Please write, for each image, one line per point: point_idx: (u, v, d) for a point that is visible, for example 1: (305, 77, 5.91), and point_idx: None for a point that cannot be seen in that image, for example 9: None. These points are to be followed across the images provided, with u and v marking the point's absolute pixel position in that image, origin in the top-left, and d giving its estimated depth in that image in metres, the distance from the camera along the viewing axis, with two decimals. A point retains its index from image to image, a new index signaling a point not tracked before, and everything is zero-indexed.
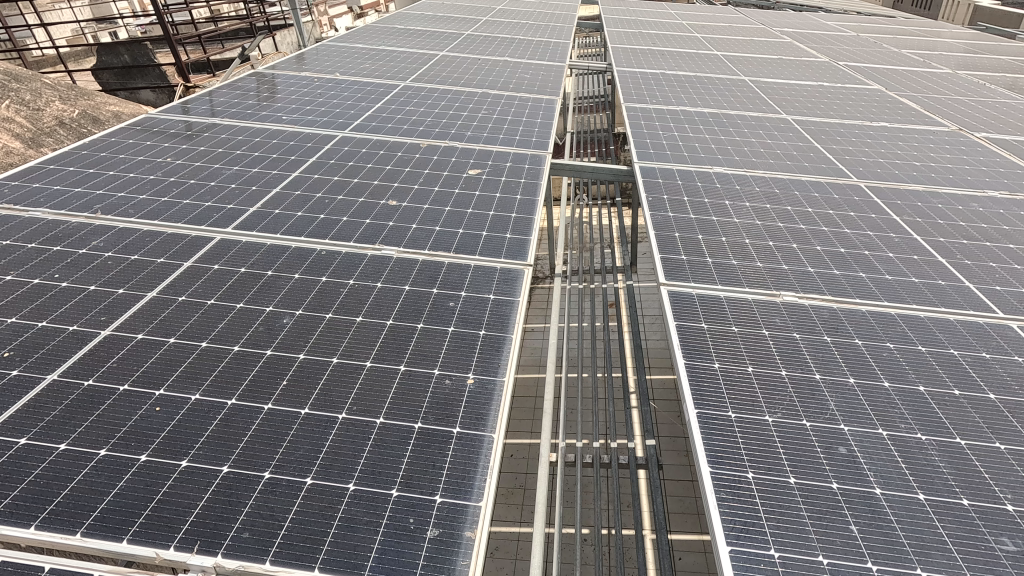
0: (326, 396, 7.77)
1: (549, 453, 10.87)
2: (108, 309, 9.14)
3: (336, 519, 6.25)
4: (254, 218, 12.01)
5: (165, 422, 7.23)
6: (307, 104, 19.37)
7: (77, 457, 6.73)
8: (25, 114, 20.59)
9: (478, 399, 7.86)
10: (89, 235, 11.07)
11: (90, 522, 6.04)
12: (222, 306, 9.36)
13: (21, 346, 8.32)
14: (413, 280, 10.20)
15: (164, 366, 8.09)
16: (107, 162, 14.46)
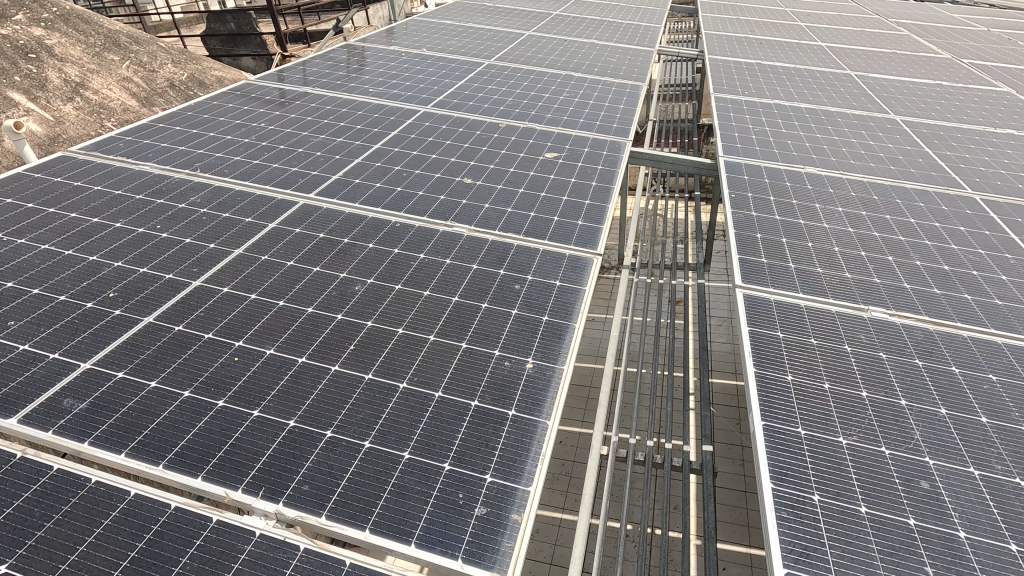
0: (389, 364, 8.00)
1: (600, 445, 10.65)
2: (200, 261, 9.81)
3: (389, 483, 6.45)
4: (335, 186, 12.45)
5: (240, 372, 7.71)
6: (393, 78, 19.76)
7: (163, 394, 7.32)
8: (142, 74, 22.33)
9: (536, 384, 7.83)
10: (188, 191, 11.90)
11: (170, 456, 6.57)
12: (300, 268, 9.81)
13: (123, 288, 9.10)
14: (482, 260, 10.26)
15: (245, 320, 8.61)
16: (208, 123, 15.43)
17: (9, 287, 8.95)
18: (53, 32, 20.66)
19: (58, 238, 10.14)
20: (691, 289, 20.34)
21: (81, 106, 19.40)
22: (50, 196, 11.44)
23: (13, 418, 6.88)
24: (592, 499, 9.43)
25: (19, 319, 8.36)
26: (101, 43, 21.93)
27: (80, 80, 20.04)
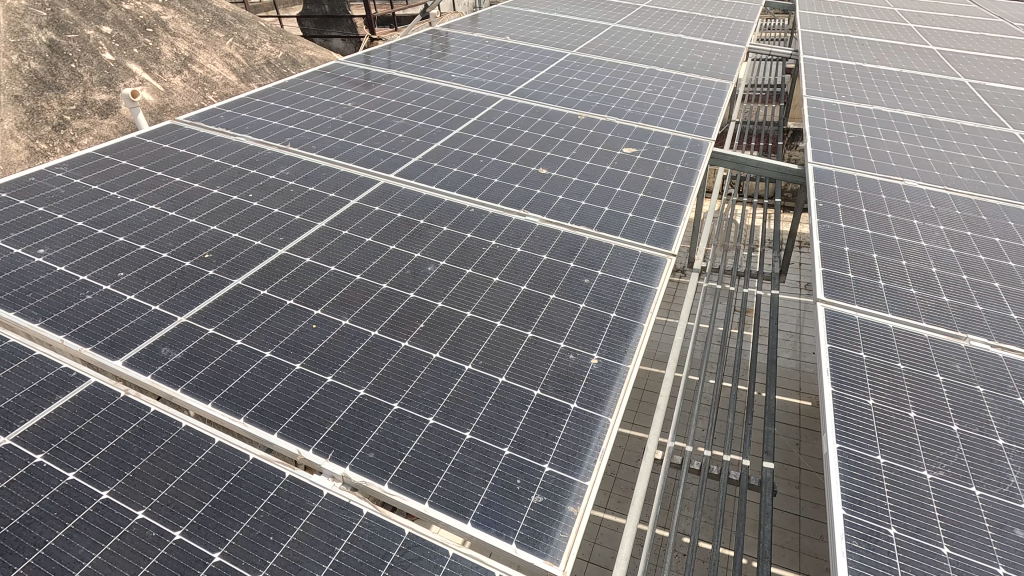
0: (456, 345, 8.17)
1: (654, 450, 10.37)
2: (286, 231, 10.35)
3: (450, 460, 6.62)
4: (415, 168, 12.76)
5: (318, 339, 8.10)
6: (475, 64, 19.98)
7: (247, 352, 7.81)
8: (243, 52, 23.67)
9: (599, 380, 7.77)
10: (279, 164, 12.56)
11: (250, 410, 7.02)
12: (377, 245, 10.15)
13: (217, 250, 9.74)
14: (553, 251, 10.25)
15: (324, 290, 9.03)
16: (299, 100, 16.18)
17: (120, 241, 9.78)
18: (168, 9, 22.23)
19: (163, 200, 10.97)
20: (759, 299, 19.51)
21: (188, 79, 20.87)
22: (159, 161, 12.39)
23: (119, 360, 7.55)
24: (641, 506, 9.22)
25: (127, 271, 9.14)
26: (209, 20, 23.39)
27: (189, 55, 21.54)
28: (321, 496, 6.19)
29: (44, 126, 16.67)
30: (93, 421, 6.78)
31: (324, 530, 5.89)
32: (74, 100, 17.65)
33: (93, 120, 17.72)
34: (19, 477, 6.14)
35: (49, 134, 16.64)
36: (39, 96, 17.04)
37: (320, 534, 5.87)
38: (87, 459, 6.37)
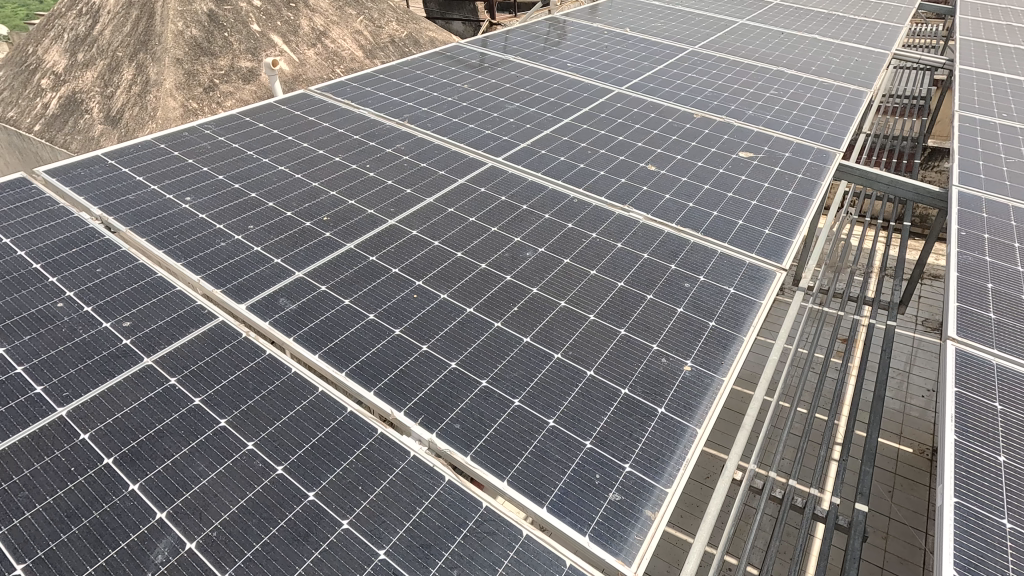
0: (547, 332, 8.22)
1: (733, 471, 9.63)
2: (396, 203, 10.84)
3: (531, 443, 6.71)
4: (523, 154, 12.88)
5: (417, 308, 8.46)
6: (591, 54, 19.71)
7: (352, 312, 8.32)
8: (371, 29, 24.83)
9: (690, 388, 7.51)
10: (395, 139, 13.16)
11: (351, 366, 7.49)
12: (479, 225, 10.38)
13: (334, 215, 10.40)
14: (654, 251, 9.98)
15: (427, 263, 9.39)
16: (419, 79, 16.80)
17: (253, 197, 10.72)
18: None
19: (291, 163, 11.87)
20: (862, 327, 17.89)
21: (320, 52, 22.29)
22: (290, 127, 13.38)
23: (243, 304, 8.31)
24: (711, 529, 8.38)
25: (256, 225, 10.00)
26: None
27: (323, 30, 22.97)
28: (407, 456, 6.50)
29: (198, 87, 18.61)
30: (217, 355, 7.52)
31: (407, 489, 6.18)
32: (224, 66, 19.54)
33: (236, 85, 19.44)
34: (155, 394, 6.94)
35: (201, 95, 18.53)
36: (197, 60, 19.10)
37: (404, 491, 6.16)
38: (209, 388, 7.07)
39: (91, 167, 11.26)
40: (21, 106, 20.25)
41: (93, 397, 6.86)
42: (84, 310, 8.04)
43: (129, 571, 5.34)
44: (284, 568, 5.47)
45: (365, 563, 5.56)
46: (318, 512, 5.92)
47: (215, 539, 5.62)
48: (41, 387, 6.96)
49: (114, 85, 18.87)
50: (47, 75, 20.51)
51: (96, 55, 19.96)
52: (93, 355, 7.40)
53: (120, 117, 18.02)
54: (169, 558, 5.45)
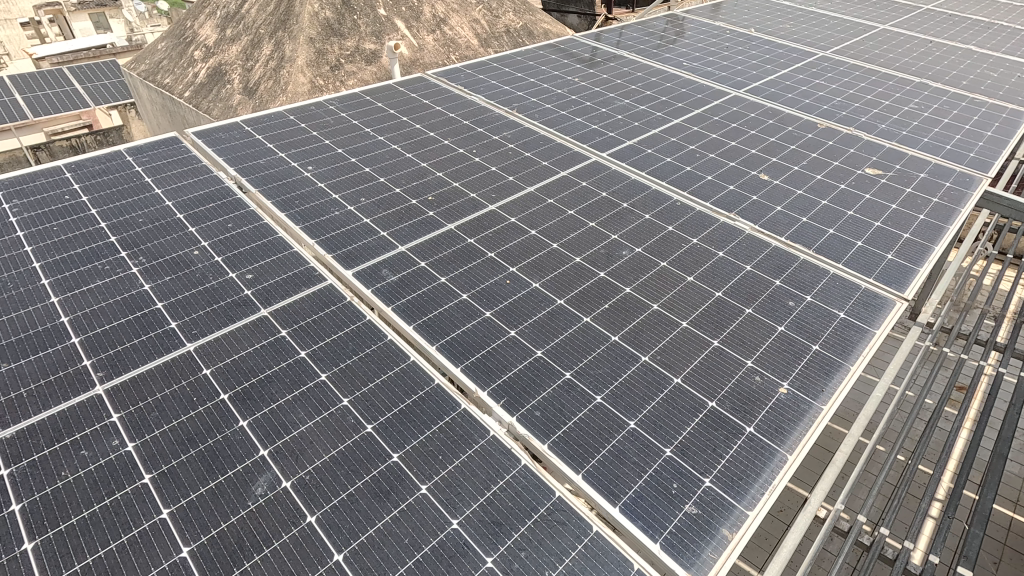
0: (636, 334, 8.08)
1: (816, 507, 8.90)
2: (498, 190, 11.06)
3: (609, 442, 6.66)
4: (628, 151, 12.66)
5: (509, 294, 8.62)
6: (709, 54, 18.91)
7: (447, 290, 8.62)
8: (488, 19, 25.30)
9: (784, 412, 7.11)
10: (503, 127, 13.40)
11: (442, 340, 7.79)
12: (577, 219, 10.35)
13: (439, 195, 10.79)
14: (758, 264, 9.49)
15: (522, 251, 9.52)
16: (531, 70, 16.95)
17: (367, 171, 11.36)
18: None
19: (403, 143, 12.45)
20: (985, 375, 15.98)
21: (438, 38, 23.05)
22: (405, 108, 13.99)
23: (349, 271, 8.86)
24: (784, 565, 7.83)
25: (367, 198, 10.60)
26: None
27: (443, 17, 23.72)
28: (487, 435, 6.68)
29: (325, 66, 19.99)
30: (323, 315, 8.09)
31: (484, 466, 6.37)
32: (350, 47, 20.80)
33: (359, 66, 20.61)
34: (267, 343, 7.60)
35: (327, 73, 19.89)
36: (327, 40, 20.49)
37: (481, 467, 6.36)
38: (314, 344, 7.63)
39: (231, 132, 12.42)
40: (176, 74, 22.68)
41: (216, 338, 7.62)
42: (215, 259, 8.94)
43: (233, 497, 5.93)
44: (366, 520, 5.82)
45: (439, 529, 5.80)
46: (400, 474, 6.23)
47: (307, 482, 6.09)
48: (175, 323, 7.83)
49: (254, 59, 20.66)
50: (199, 48, 22.78)
51: (241, 31, 21.92)
52: (219, 301, 8.21)
53: (256, 89, 19.70)
54: (268, 492, 5.99)
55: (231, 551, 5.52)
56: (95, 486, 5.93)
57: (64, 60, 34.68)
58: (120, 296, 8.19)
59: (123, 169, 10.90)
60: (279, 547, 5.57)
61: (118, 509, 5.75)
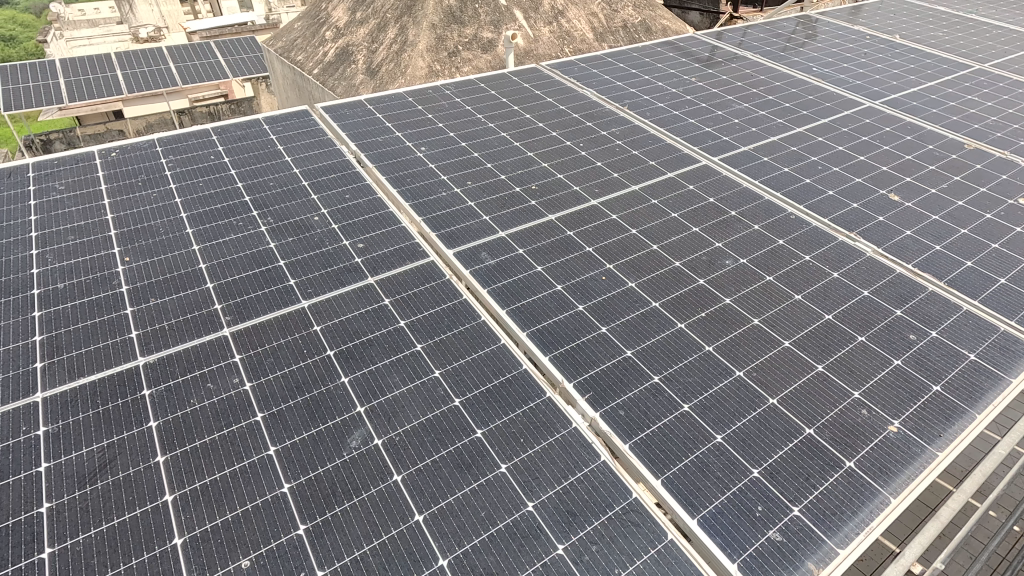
0: (733, 347, 7.77)
1: (912, 561, 8.10)
2: (601, 185, 10.99)
3: (693, 452, 6.50)
4: (742, 158, 12.10)
5: (604, 290, 8.59)
6: (844, 60, 17.55)
7: (543, 279, 8.74)
8: (606, 12, 24.99)
9: (891, 453, 6.58)
10: (612, 123, 13.27)
11: (533, 328, 7.93)
12: (680, 223, 10.06)
13: (542, 186, 10.91)
14: (878, 290, 8.77)
15: (621, 248, 9.42)
16: (646, 67, 16.59)
17: (476, 156, 11.71)
18: None
19: (513, 131, 12.68)
20: None
21: (554, 30, 23.12)
22: (517, 98, 14.22)
23: (451, 250, 9.21)
24: None
25: (473, 182, 10.93)
26: None
27: (562, 9, 23.77)
28: (569, 426, 6.75)
29: (443, 51, 20.74)
30: (424, 288, 8.49)
31: (563, 455, 6.45)
32: (469, 35, 21.43)
33: (475, 54, 21.17)
34: (371, 309, 8.10)
35: (444, 59, 20.62)
36: (448, 27, 21.25)
37: (559, 456, 6.45)
38: (413, 315, 8.04)
39: (355, 109, 13.23)
40: (307, 52, 24.40)
41: (327, 299, 8.23)
42: (332, 226, 9.62)
43: (330, 446, 6.41)
44: (446, 487, 6.11)
45: (514, 508, 5.97)
46: (482, 449, 6.46)
47: (396, 443, 6.47)
48: (293, 281, 8.55)
49: (380, 42, 21.80)
50: (331, 28, 24.34)
51: (370, 14, 23.19)
52: (333, 265, 8.86)
53: (378, 70, 20.81)
54: (360, 446, 6.43)
55: (326, 494, 6.00)
56: (217, 416, 6.66)
57: (213, 34, 38.27)
58: (249, 251, 9.05)
59: (260, 136, 11.96)
60: (367, 498, 5.98)
61: (234, 440, 6.42)
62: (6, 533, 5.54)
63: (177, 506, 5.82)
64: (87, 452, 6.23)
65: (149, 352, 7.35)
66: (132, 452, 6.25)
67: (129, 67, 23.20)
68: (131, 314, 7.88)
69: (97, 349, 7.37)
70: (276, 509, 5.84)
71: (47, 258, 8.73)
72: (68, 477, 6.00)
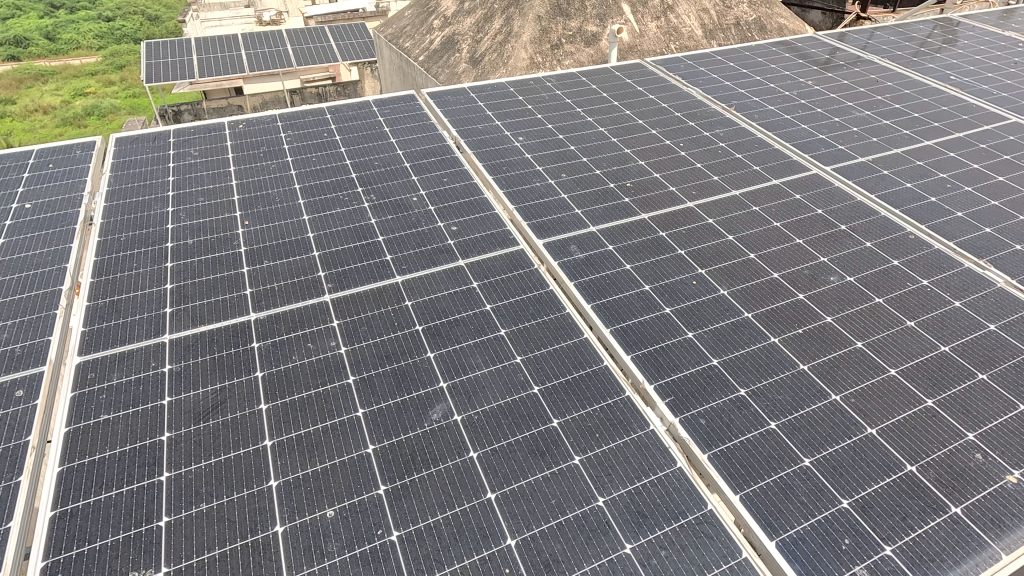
0: (830, 368, 7.31)
1: None
2: (699, 188, 10.64)
3: (777, 473, 6.22)
4: (858, 169, 11.25)
5: (693, 295, 8.35)
6: (988, 69, 15.80)
7: (631, 278, 8.63)
8: (718, 9, 23.96)
9: (1007, 505, 5.97)
10: (717, 124, 12.78)
11: (617, 326, 7.86)
12: (783, 233, 9.54)
13: (637, 183, 10.73)
14: (1007, 326, 7.90)
15: (715, 254, 9.09)
16: (758, 67, 15.78)
17: (572, 149, 11.70)
18: None
19: (611, 127, 12.53)
20: None
21: (661, 26, 22.51)
22: (618, 93, 14.02)
23: (541, 240, 9.30)
24: None
25: (568, 175, 10.95)
26: None
27: (671, 5, 23.08)
28: (646, 427, 6.67)
29: (547, 44, 20.81)
30: (511, 276, 8.65)
31: (638, 456, 6.39)
32: (573, 28, 21.38)
33: (578, 47, 21.07)
34: (460, 290, 8.36)
35: (546, 51, 20.68)
36: (553, 19, 21.28)
37: (634, 457, 6.39)
38: (499, 300, 8.22)
39: (458, 96, 13.61)
40: (415, 39, 25.27)
41: (420, 277, 8.59)
42: (429, 208, 10.00)
43: (413, 417, 6.72)
44: (520, 471, 6.23)
45: (585, 501, 6.00)
46: (557, 439, 6.53)
47: (475, 422, 6.67)
48: (390, 256, 8.99)
49: (484, 32, 22.23)
50: (439, 17, 25.08)
51: (478, 5, 23.68)
52: (427, 245, 9.22)
53: (480, 60, 21.23)
54: (441, 420, 6.70)
55: (406, 460, 6.31)
56: (314, 374, 7.16)
57: (328, 19, 40.51)
58: (353, 224, 9.61)
59: (369, 118, 12.60)
60: (443, 470, 6.23)
61: (328, 398, 6.89)
62: (134, 453, 6.29)
63: (274, 452, 6.34)
64: (202, 392, 6.93)
65: (260, 309, 8.02)
66: (240, 397, 6.88)
67: (254, 47, 25.06)
68: (247, 272, 8.63)
69: (216, 301, 8.14)
70: (360, 468, 6.22)
71: (181, 215, 9.71)
72: (187, 413, 6.70)
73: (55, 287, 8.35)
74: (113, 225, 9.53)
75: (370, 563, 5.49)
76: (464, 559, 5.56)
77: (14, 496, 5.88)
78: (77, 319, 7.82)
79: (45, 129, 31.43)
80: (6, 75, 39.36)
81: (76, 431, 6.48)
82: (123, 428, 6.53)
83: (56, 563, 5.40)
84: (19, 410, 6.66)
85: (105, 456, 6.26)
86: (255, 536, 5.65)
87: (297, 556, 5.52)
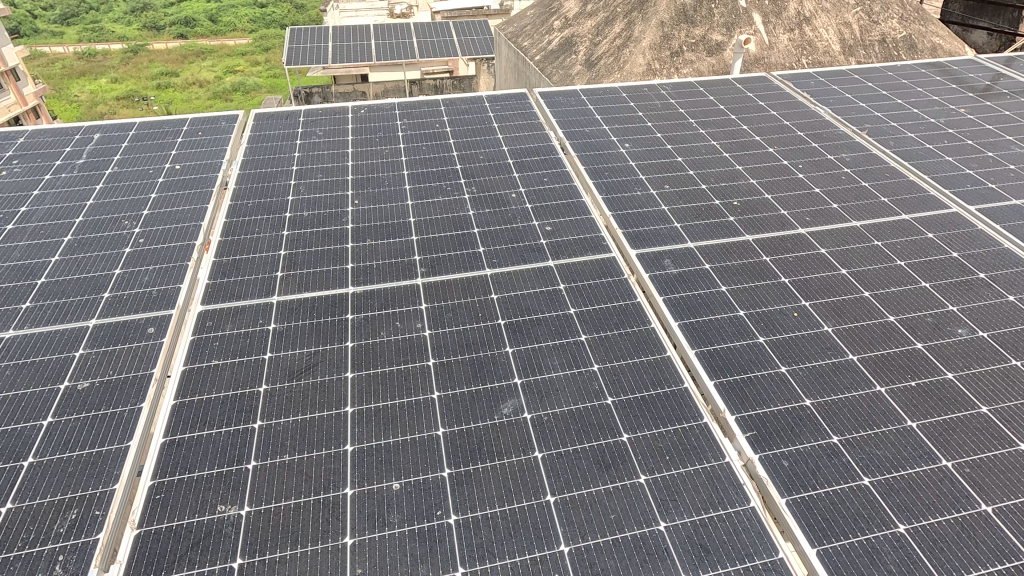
0: (943, 430, 6.56)
1: None
2: (815, 214, 9.92)
3: (864, 534, 5.69)
4: (1010, 212, 9.93)
5: (792, 327, 7.80)
6: None
7: (725, 301, 8.21)
8: (863, 23, 22.10)
9: None
10: (844, 147, 11.82)
11: (703, 348, 7.52)
12: (907, 273, 8.65)
13: (745, 202, 10.18)
14: None
15: (824, 287, 8.43)
16: (902, 89, 14.37)
17: (679, 161, 11.33)
18: None
19: (725, 141, 11.98)
20: None
21: (794, 38, 21.15)
22: (737, 106, 13.37)
23: (635, 250, 9.11)
24: None
25: (671, 187, 10.61)
26: None
27: (809, 17, 21.63)
28: (722, 459, 6.33)
29: (667, 51, 20.27)
30: (600, 282, 8.55)
31: (708, 488, 6.09)
32: (698, 36, 20.66)
33: (700, 56, 20.34)
34: (547, 290, 8.40)
35: (666, 58, 20.16)
36: (677, 26, 20.69)
37: (703, 487, 6.11)
38: (584, 305, 8.16)
39: (569, 98, 13.63)
40: (534, 38, 25.53)
41: (510, 273, 8.73)
42: (526, 205, 10.12)
43: (484, 408, 6.85)
44: (583, 480, 6.16)
45: (645, 522, 5.83)
46: (624, 454, 6.39)
47: (544, 423, 6.69)
48: (482, 249, 9.20)
49: (604, 35, 22.12)
50: (560, 18, 25.21)
51: (601, 9, 23.61)
52: (520, 242, 9.33)
53: (596, 63, 21.10)
54: (511, 415, 6.78)
55: (472, 449, 6.45)
56: (399, 351, 7.52)
57: (454, 15, 41.99)
58: (451, 214, 9.94)
59: (480, 112, 12.97)
60: (507, 465, 6.30)
61: (408, 376, 7.20)
62: (237, 398, 6.95)
63: (354, 419, 6.74)
64: (299, 353, 7.50)
65: (358, 284, 8.53)
66: (330, 362, 7.37)
67: (383, 38, 26.64)
68: (351, 248, 9.21)
69: (322, 271, 8.78)
70: (429, 448, 6.45)
71: (302, 189, 10.56)
72: (284, 369, 7.28)
73: (190, 240, 9.38)
74: (244, 192, 10.55)
75: (426, 541, 5.68)
76: (514, 556, 5.60)
77: (136, 418, 6.68)
78: (205, 272, 8.75)
79: (199, 101, 35.36)
80: (174, 50, 44.74)
81: (192, 370, 7.28)
82: (231, 375, 7.22)
83: (160, 484, 6.09)
84: (149, 344, 7.58)
85: (212, 397, 6.96)
86: (326, 494, 6.04)
87: (360, 521, 5.83)
